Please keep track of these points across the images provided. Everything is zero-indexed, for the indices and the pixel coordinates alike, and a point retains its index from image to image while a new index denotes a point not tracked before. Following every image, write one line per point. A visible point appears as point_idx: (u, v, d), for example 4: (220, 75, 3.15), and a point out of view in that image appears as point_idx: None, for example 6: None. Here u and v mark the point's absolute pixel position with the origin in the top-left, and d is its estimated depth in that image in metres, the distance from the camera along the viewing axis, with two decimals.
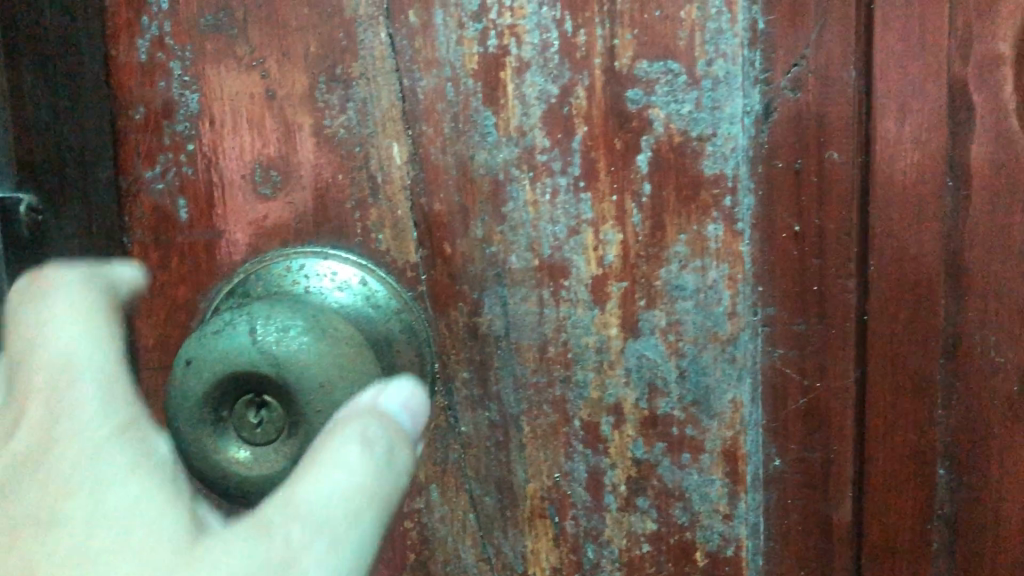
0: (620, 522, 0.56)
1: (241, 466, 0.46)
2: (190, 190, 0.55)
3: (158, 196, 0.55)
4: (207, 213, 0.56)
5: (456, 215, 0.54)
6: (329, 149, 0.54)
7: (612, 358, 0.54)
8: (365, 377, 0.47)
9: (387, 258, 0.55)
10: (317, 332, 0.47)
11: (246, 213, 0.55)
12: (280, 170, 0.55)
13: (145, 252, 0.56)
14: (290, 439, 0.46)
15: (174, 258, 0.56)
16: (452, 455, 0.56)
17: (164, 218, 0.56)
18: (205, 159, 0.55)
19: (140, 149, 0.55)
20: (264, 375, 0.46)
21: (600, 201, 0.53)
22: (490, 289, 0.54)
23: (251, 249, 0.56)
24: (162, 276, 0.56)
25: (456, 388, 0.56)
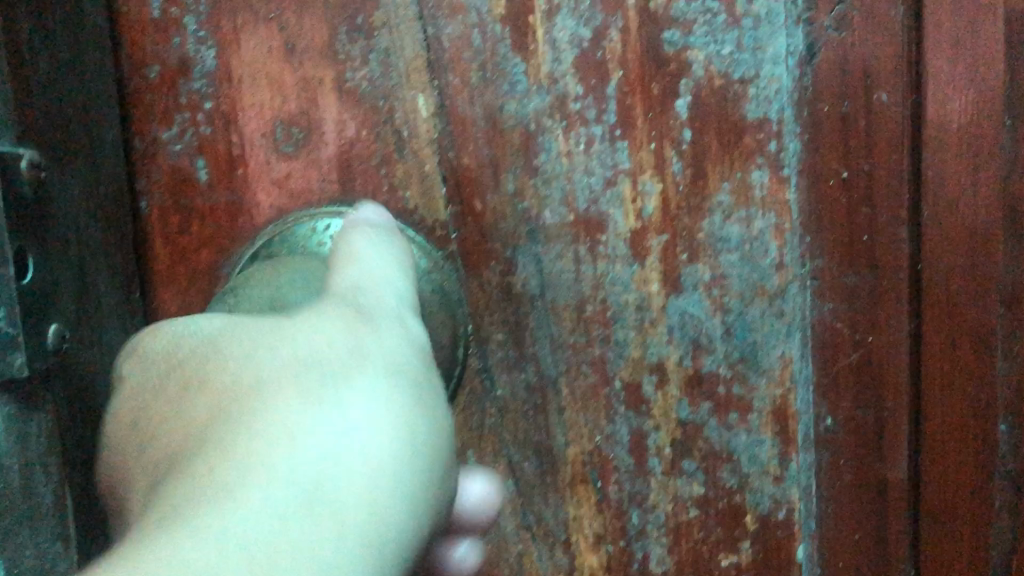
0: (666, 486, 0.53)
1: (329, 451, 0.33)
2: (210, 150, 0.52)
3: (176, 157, 0.52)
4: (227, 175, 0.53)
5: (485, 169, 0.51)
6: (352, 103, 0.51)
7: (654, 315, 0.52)
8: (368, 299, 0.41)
9: (416, 216, 0.52)
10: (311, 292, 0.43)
11: (270, 174, 0.53)
12: (302, 127, 0.52)
13: (165, 215, 0.53)
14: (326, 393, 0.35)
15: (194, 222, 0.53)
16: (489, 421, 0.53)
17: (181, 181, 0.53)
18: (224, 118, 0.52)
19: (156, 109, 0.52)
20: None
21: (637, 149, 0.51)
22: (523, 247, 0.52)
23: (275, 211, 0.53)
24: (182, 240, 0.53)
25: (491, 350, 0.53)
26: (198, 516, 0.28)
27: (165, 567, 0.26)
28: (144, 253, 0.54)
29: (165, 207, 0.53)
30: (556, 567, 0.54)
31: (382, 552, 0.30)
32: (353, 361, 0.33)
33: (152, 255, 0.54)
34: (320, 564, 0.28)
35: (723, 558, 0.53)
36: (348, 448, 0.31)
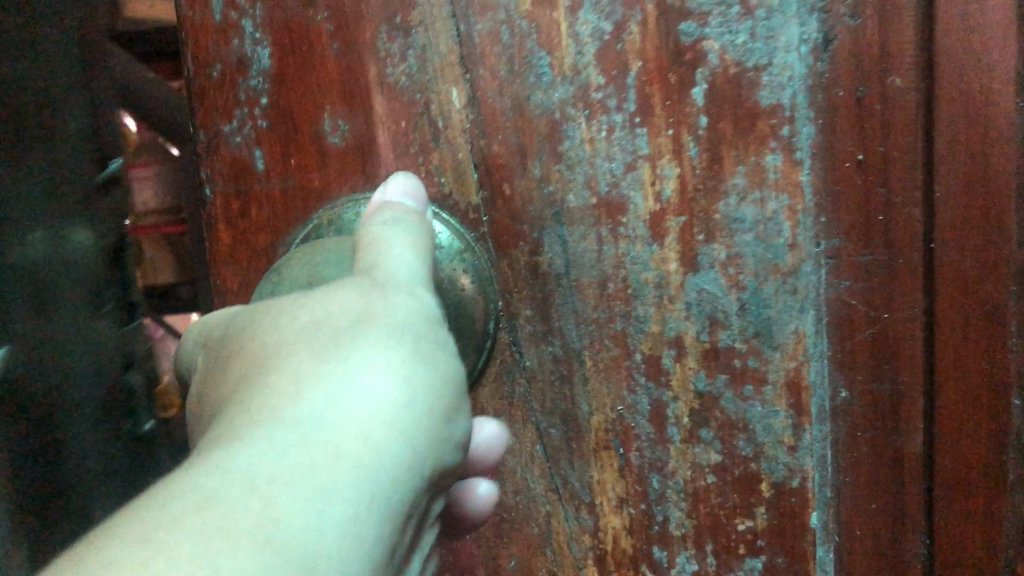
0: (685, 454, 0.56)
1: None
2: (266, 140, 0.57)
3: (237, 148, 0.58)
4: (281, 163, 0.58)
5: (514, 155, 0.55)
6: (392, 97, 0.56)
7: (672, 292, 0.55)
8: None
9: (450, 200, 0.56)
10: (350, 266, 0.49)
11: (318, 162, 0.57)
12: (346, 119, 0.56)
13: (228, 200, 0.58)
14: None
15: (253, 207, 0.58)
16: (519, 389, 0.57)
17: (240, 170, 0.58)
18: (279, 111, 0.57)
19: (218, 105, 0.58)
20: None
21: (655, 136, 0.54)
22: (550, 228, 0.55)
23: (321, 196, 0.57)
24: (242, 224, 0.59)
25: (520, 324, 0.57)
26: (216, 453, 0.32)
27: (187, 484, 0.30)
28: (211, 237, 0.60)
29: (228, 194, 0.59)
30: (582, 528, 0.58)
31: (373, 475, 0.34)
32: (359, 326, 0.38)
33: (217, 237, 0.59)
34: (319, 481, 0.32)
35: (740, 522, 0.56)
36: (351, 391, 0.35)
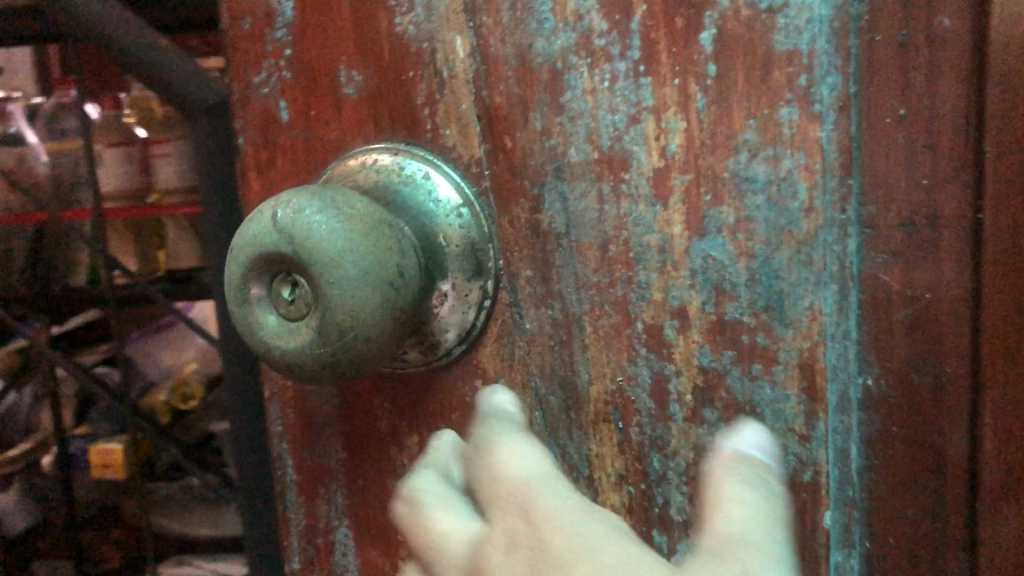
0: (686, 434, 0.52)
1: (280, 338, 0.49)
2: (289, 92, 0.58)
3: (265, 98, 0.59)
4: (304, 115, 0.58)
5: (515, 107, 0.52)
6: (401, 46, 0.54)
7: (676, 258, 0.50)
8: (380, 250, 0.47)
9: (454, 153, 0.55)
10: (333, 210, 0.47)
11: (335, 114, 0.57)
12: (360, 70, 0.56)
13: (257, 151, 0.60)
14: (311, 318, 0.48)
15: (278, 157, 0.60)
16: (518, 352, 0.55)
17: (266, 120, 0.59)
18: (301, 63, 0.58)
19: (249, 58, 0.59)
20: (284, 254, 0.47)
21: (661, 85, 0.49)
22: (550, 184, 0.52)
23: (340, 147, 0.57)
24: (269, 173, 0.60)
25: (521, 285, 0.54)
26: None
27: None
28: (243, 185, 0.62)
29: (258, 143, 0.60)
30: None
31: None
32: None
33: (248, 185, 0.61)
34: None
35: None
36: None
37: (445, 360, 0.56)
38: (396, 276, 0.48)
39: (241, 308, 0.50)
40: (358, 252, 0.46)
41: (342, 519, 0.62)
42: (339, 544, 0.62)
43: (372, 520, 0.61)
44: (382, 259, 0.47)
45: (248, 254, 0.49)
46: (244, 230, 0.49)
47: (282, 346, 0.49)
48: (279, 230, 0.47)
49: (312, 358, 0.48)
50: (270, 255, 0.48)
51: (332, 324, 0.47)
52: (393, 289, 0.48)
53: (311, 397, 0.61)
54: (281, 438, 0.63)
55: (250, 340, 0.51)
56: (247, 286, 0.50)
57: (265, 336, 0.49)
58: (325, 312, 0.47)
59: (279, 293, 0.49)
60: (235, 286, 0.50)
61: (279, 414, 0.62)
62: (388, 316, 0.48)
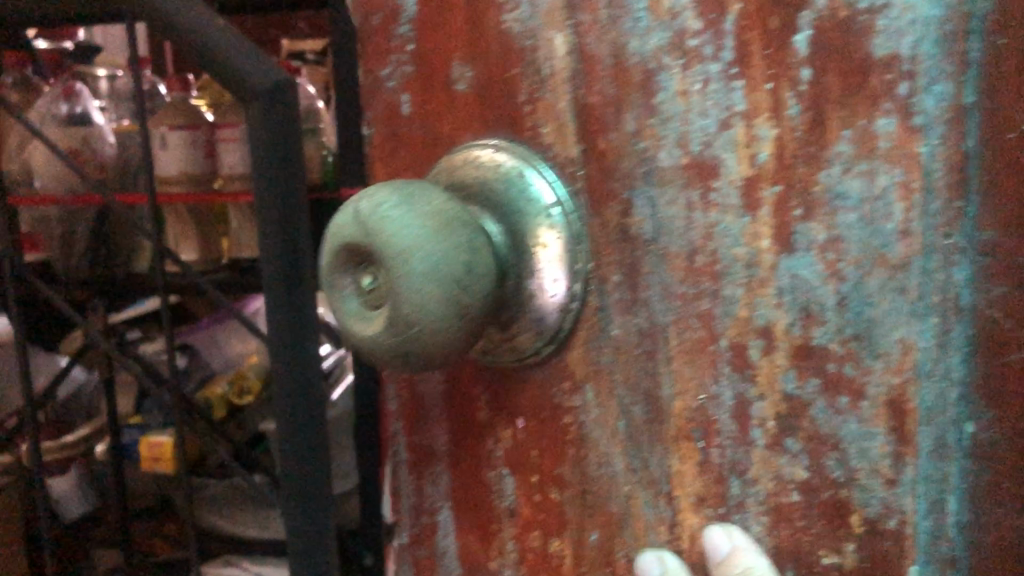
0: (769, 462, 0.48)
1: (361, 324, 0.51)
2: (411, 86, 0.60)
3: (391, 92, 0.61)
4: (422, 108, 0.60)
5: (610, 108, 0.51)
6: (507, 43, 0.54)
7: (763, 275, 0.47)
8: (448, 246, 0.48)
9: (552, 152, 0.54)
10: (408, 205, 0.49)
11: (449, 109, 0.58)
12: (471, 66, 0.56)
13: (385, 142, 0.63)
14: (385, 307, 0.50)
15: (402, 149, 0.62)
16: (605, 358, 0.53)
17: (391, 114, 0.61)
18: (421, 58, 0.59)
19: (379, 53, 0.61)
20: (362, 245, 0.50)
21: (753, 89, 0.46)
22: (640, 189, 0.50)
23: (451, 140, 0.58)
24: (394, 165, 0.62)
25: (609, 290, 0.52)
26: None
27: None
28: (375, 175, 0.64)
29: (387, 135, 0.63)
30: (660, 518, 0.53)
31: None
32: None
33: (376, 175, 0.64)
34: None
35: (824, 555, 0.47)
36: None
37: (536, 358, 0.55)
38: (462, 273, 0.49)
39: (331, 294, 0.53)
40: (423, 245, 0.48)
41: (444, 502, 0.63)
42: (441, 525, 0.64)
43: (470, 507, 0.62)
44: (450, 255, 0.48)
45: (335, 244, 0.52)
46: (335, 221, 0.52)
47: (363, 332, 0.51)
48: (357, 221, 0.50)
49: (384, 346, 0.50)
50: (352, 245, 0.50)
51: (399, 315, 0.49)
52: (458, 286, 0.48)
53: (421, 382, 0.63)
54: (399, 415, 0.66)
55: (338, 323, 0.53)
56: (337, 272, 0.52)
57: (349, 322, 0.52)
58: (394, 303, 0.49)
59: (359, 282, 0.51)
60: (327, 274, 0.53)
61: (397, 394, 0.65)
62: (453, 311, 0.49)
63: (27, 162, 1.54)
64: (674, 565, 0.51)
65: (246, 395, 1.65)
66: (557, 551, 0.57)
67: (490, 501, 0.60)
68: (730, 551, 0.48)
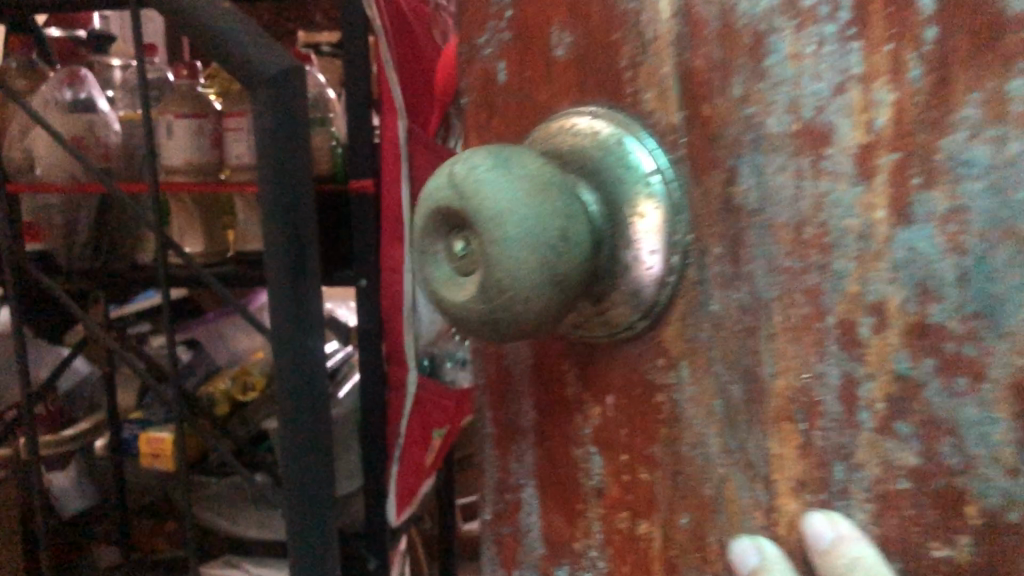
0: (876, 446, 0.45)
1: (454, 289, 0.50)
2: (506, 53, 0.59)
3: (486, 59, 0.60)
4: (516, 75, 0.58)
5: (715, 71, 0.48)
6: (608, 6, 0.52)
7: (876, 248, 0.44)
8: (545, 211, 0.47)
9: (652, 118, 0.51)
10: (504, 169, 0.48)
11: (545, 75, 0.56)
12: (569, 30, 0.55)
13: (477, 111, 0.62)
14: (478, 273, 0.49)
15: (495, 117, 0.60)
16: (702, 334, 0.51)
17: (485, 81, 0.60)
18: (518, 24, 0.58)
19: (474, 20, 0.60)
20: (457, 209, 0.49)
21: (872, 51, 0.43)
22: (747, 156, 0.48)
23: (546, 108, 0.57)
24: (486, 133, 0.61)
25: (709, 262, 0.50)
26: None
27: None
28: (467, 143, 0.63)
29: (480, 104, 0.62)
30: (756, 503, 0.50)
31: None
32: None
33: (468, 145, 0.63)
34: None
35: (935, 547, 0.44)
36: None
37: (630, 334, 0.53)
38: (559, 240, 0.47)
39: (424, 259, 0.52)
40: (518, 209, 0.46)
41: (529, 479, 0.62)
42: (525, 502, 0.63)
43: (555, 485, 0.60)
44: (547, 220, 0.47)
45: (428, 209, 0.51)
46: (427, 186, 0.51)
47: (454, 298, 0.50)
48: (451, 184, 0.49)
49: (476, 312, 0.49)
50: (444, 209, 0.50)
51: (493, 282, 0.47)
52: (554, 253, 0.47)
53: (510, 354, 0.62)
54: (485, 389, 0.65)
55: (431, 290, 0.53)
56: (430, 237, 0.52)
57: (441, 287, 0.51)
58: (488, 268, 0.47)
59: (451, 247, 0.50)
60: (420, 239, 0.52)
61: (483, 367, 0.65)
62: (549, 279, 0.47)
63: (29, 151, 1.60)
64: (773, 554, 0.48)
65: (250, 391, 1.78)
66: (644, 533, 0.55)
67: (577, 480, 0.59)
68: (834, 540, 0.46)
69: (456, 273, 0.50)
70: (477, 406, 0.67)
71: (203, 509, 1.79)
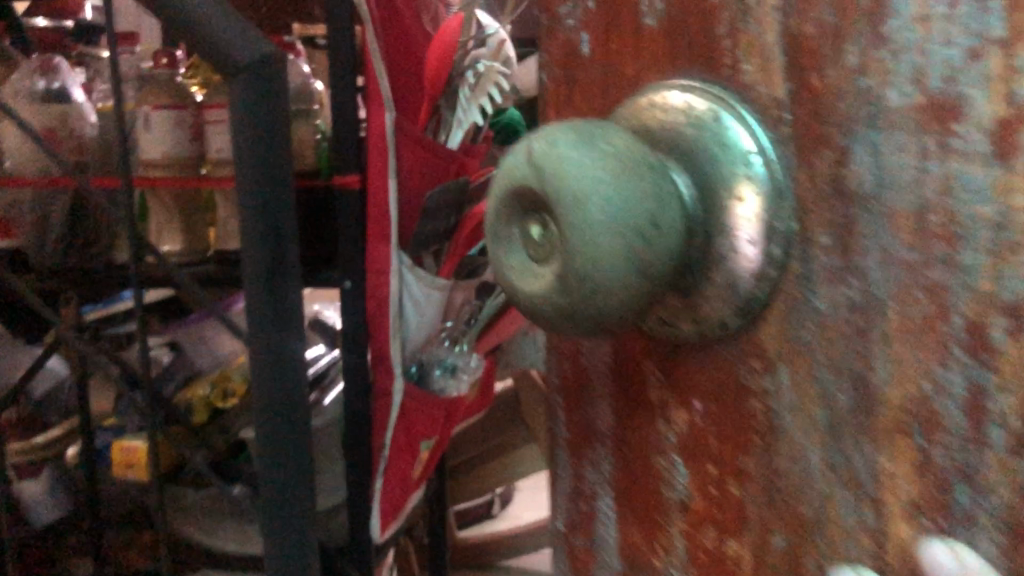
0: (1008, 469, 0.38)
1: (528, 278, 0.45)
2: (592, 24, 0.54)
3: (570, 31, 0.55)
4: (603, 48, 0.53)
5: (827, 38, 0.43)
6: None
7: (1017, 239, 0.37)
8: (632, 193, 0.42)
9: (753, 92, 0.46)
10: (587, 145, 0.43)
11: (634, 47, 0.51)
12: None
13: (560, 88, 0.57)
14: (555, 261, 0.43)
15: (576, 94, 0.55)
16: (805, 334, 0.45)
17: (567, 55, 0.55)
18: None
19: None
20: (534, 190, 0.44)
21: (1015, 8, 0.36)
22: (862, 134, 0.42)
23: (633, 83, 0.51)
24: (568, 112, 0.56)
25: (815, 254, 0.44)
26: None
27: None
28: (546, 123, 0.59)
29: (562, 80, 0.57)
30: (864, 526, 0.44)
31: None
32: None
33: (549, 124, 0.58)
34: None
35: None
36: None
37: (723, 335, 0.48)
38: (646, 226, 0.42)
39: (497, 245, 0.48)
40: (600, 190, 0.41)
41: (604, 486, 0.59)
42: (600, 511, 0.59)
43: (634, 495, 0.56)
44: (633, 203, 0.41)
45: (504, 190, 0.46)
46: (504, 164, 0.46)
47: (530, 288, 0.45)
48: (527, 162, 0.44)
49: (552, 305, 0.44)
50: (522, 188, 0.45)
51: (570, 271, 0.42)
52: (640, 241, 0.42)
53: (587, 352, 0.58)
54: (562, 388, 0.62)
55: (503, 279, 0.48)
56: (503, 220, 0.47)
57: (514, 275, 0.46)
58: (565, 256, 0.42)
59: (528, 232, 0.45)
60: (491, 223, 0.48)
61: (559, 365, 0.61)
62: (634, 270, 0.42)
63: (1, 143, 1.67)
64: None
65: (229, 398, 1.74)
66: (733, 553, 0.50)
67: (658, 491, 0.54)
68: None
69: (532, 260, 0.45)
70: (551, 407, 0.64)
71: (184, 525, 1.75)
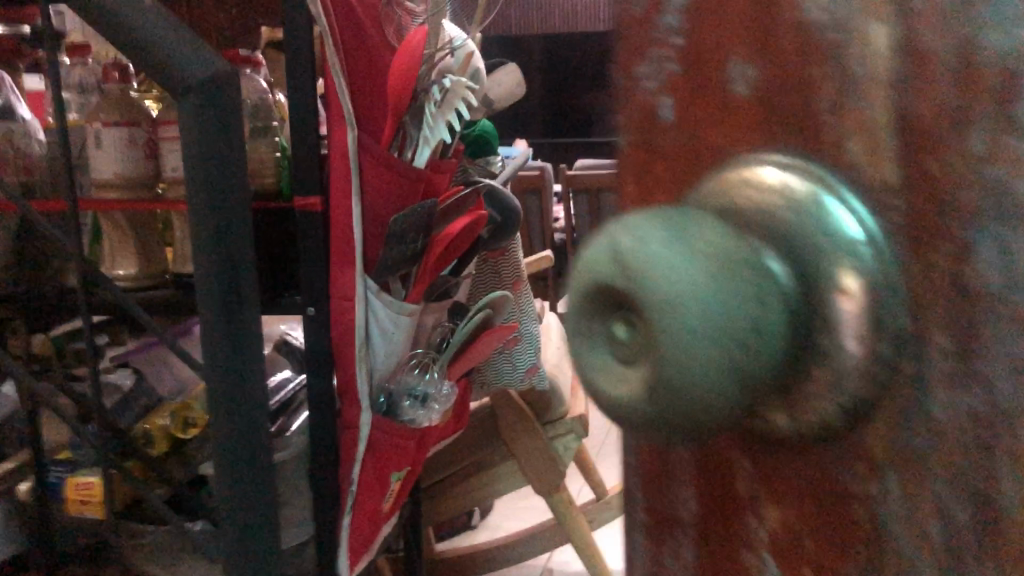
0: None
1: (611, 381, 0.41)
2: (677, 87, 0.47)
3: (648, 94, 0.49)
4: (691, 115, 0.47)
5: (947, 120, 0.39)
6: (804, 36, 0.42)
7: None
8: (733, 299, 0.38)
9: (860, 173, 0.41)
10: (681, 242, 0.38)
11: (725, 116, 0.46)
12: (756, 64, 0.44)
13: (637, 155, 0.50)
14: (643, 367, 0.39)
15: (659, 164, 0.49)
16: (918, 441, 0.40)
17: (648, 120, 0.49)
18: (693, 53, 0.47)
19: (637, 47, 0.49)
20: (619, 289, 0.39)
21: None
22: (987, 225, 0.38)
23: (723, 154, 0.46)
24: (649, 182, 0.50)
25: (932, 355, 0.40)
26: None
27: None
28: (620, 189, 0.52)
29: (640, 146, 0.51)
30: None
31: None
32: None
33: (624, 192, 0.51)
34: None
35: None
36: None
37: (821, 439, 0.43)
38: (750, 334, 0.38)
39: (571, 340, 0.43)
40: (701, 296, 0.37)
41: None
42: None
43: None
44: (735, 311, 0.37)
45: (581, 286, 0.41)
46: (582, 255, 0.42)
47: (612, 393, 0.41)
48: (611, 258, 0.40)
49: (641, 416, 0.39)
50: (603, 286, 0.40)
51: (664, 383, 0.38)
52: (743, 352, 0.38)
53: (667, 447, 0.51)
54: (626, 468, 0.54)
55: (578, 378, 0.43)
56: (579, 316, 0.42)
57: (592, 376, 0.42)
58: (657, 366, 0.38)
59: (610, 333, 0.40)
60: (564, 317, 0.43)
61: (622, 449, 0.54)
62: (736, 380, 0.38)
63: None
64: None
65: (190, 428, 1.69)
66: None
67: None
68: None
69: (614, 361, 0.41)
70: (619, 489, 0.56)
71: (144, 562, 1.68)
